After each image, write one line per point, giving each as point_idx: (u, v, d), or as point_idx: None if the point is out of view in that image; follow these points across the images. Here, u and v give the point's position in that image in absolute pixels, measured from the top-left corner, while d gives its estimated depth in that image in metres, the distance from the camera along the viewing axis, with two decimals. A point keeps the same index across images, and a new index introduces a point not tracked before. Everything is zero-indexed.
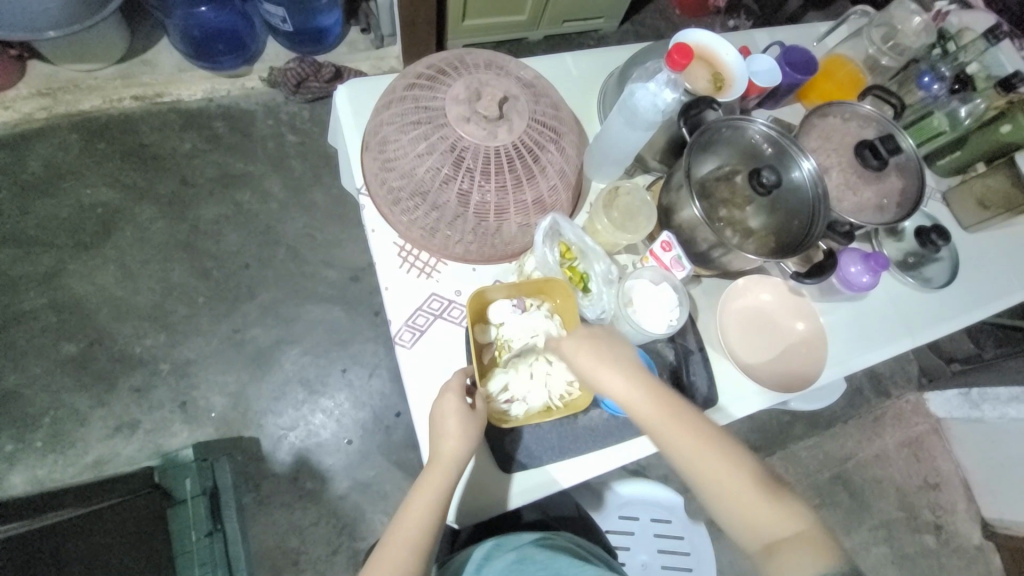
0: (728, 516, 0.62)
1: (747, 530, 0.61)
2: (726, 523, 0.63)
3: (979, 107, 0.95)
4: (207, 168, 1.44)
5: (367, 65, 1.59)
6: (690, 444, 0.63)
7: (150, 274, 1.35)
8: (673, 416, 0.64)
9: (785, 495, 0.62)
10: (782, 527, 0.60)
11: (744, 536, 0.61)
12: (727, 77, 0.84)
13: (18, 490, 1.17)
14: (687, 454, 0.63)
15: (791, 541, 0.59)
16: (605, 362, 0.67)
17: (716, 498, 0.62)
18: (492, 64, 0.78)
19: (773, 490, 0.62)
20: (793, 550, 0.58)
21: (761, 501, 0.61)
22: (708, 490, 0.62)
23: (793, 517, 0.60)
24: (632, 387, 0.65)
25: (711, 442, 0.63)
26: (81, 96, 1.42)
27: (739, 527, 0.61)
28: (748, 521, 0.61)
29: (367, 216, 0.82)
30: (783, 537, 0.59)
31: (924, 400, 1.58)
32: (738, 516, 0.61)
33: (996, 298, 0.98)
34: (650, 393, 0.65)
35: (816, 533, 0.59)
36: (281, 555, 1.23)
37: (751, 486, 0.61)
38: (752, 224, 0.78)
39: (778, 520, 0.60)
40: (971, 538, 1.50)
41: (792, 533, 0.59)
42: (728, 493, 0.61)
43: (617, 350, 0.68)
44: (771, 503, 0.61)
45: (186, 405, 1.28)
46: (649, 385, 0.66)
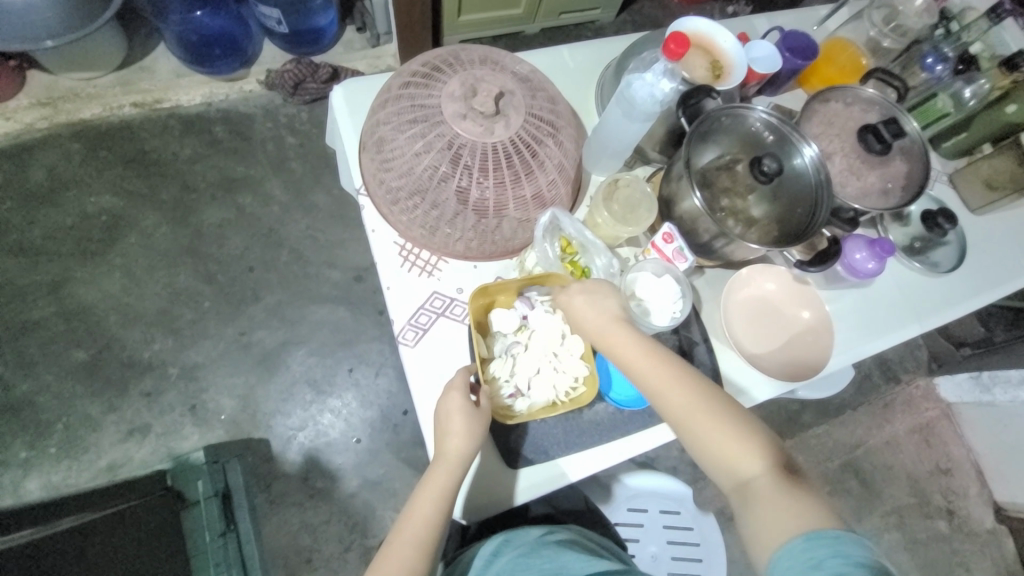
0: (713, 464, 0.62)
1: (729, 478, 0.61)
2: (712, 471, 0.63)
3: (983, 88, 0.93)
4: (208, 173, 1.44)
5: (364, 64, 1.58)
6: (677, 392, 0.64)
7: (156, 280, 1.36)
8: (663, 364, 0.65)
9: (774, 452, 0.60)
10: (765, 481, 0.59)
11: (727, 484, 0.61)
12: (726, 64, 0.83)
13: (34, 496, 1.19)
14: (673, 403, 0.64)
15: (772, 493, 0.57)
16: (594, 310, 0.69)
17: (704, 447, 0.62)
18: (488, 59, 0.77)
19: (764, 447, 0.61)
20: (772, 503, 0.57)
21: (747, 455, 0.60)
22: (693, 437, 0.63)
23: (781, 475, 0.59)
24: (616, 332, 0.67)
25: (700, 391, 0.64)
26: (82, 106, 1.43)
27: (722, 477, 0.61)
28: (728, 468, 0.61)
29: (367, 216, 0.82)
30: (764, 489, 0.58)
31: (934, 385, 1.57)
32: (723, 467, 0.61)
33: (1005, 280, 0.96)
34: (644, 343, 0.67)
35: (803, 491, 0.57)
36: (294, 554, 1.24)
37: (738, 436, 0.61)
38: (754, 213, 0.78)
39: (763, 473, 0.59)
40: (984, 522, 1.49)
41: (774, 487, 0.58)
42: (715, 442, 0.61)
43: (608, 300, 0.70)
44: (757, 456, 0.60)
45: (195, 408, 1.29)
46: (643, 337, 0.67)
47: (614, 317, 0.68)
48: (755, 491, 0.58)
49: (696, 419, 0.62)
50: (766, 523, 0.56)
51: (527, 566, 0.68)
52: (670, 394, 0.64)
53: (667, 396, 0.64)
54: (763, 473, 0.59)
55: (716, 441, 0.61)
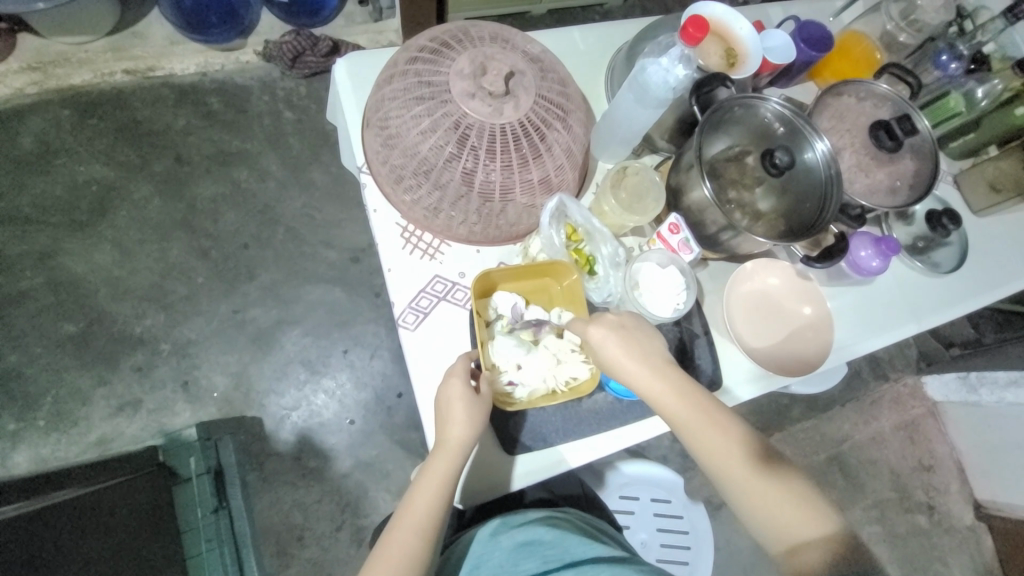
0: (758, 520, 0.62)
1: (776, 533, 0.61)
2: (755, 527, 0.63)
3: (995, 89, 0.93)
4: (202, 146, 1.40)
5: (365, 39, 1.53)
6: (726, 448, 0.63)
7: (147, 254, 1.33)
8: (711, 418, 0.63)
9: (815, 501, 0.62)
10: (811, 532, 0.60)
11: (772, 540, 0.62)
12: (740, 52, 0.81)
13: (23, 468, 1.18)
14: (720, 457, 0.63)
15: (817, 544, 0.59)
16: (637, 358, 0.65)
17: (747, 503, 0.62)
18: (498, 36, 0.75)
19: (805, 496, 0.62)
20: (820, 553, 0.59)
21: (793, 508, 0.61)
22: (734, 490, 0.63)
23: (822, 525, 0.61)
24: (659, 384, 0.64)
25: (746, 445, 0.63)
26: (71, 71, 1.38)
27: (768, 532, 0.62)
28: (772, 524, 0.61)
29: (368, 196, 0.80)
30: (811, 542, 0.60)
31: (922, 383, 1.59)
32: (769, 521, 0.62)
33: (1004, 282, 0.97)
34: (687, 393, 0.64)
35: (843, 539, 0.60)
36: (286, 532, 1.25)
37: (777, 491, 0.62)
38: (762, 206, 0.77)
39: (807, 524, 0.61)
40: (962, 518, 1.53)
41: (819, 538, 0.60)
42: (761, 499, 0.62)
43: (651, 346, 0.66)
44: (803, 508, 0.61)
45: (187, 384, 1.28)
46: (690, 388, 0.65)
47: (658, 367, 0.65)
48: (800, 546, 0.60)
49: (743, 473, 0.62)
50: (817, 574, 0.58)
51: (525, 548, 0.68)
52: (716, 449, 0.63)
53: (713, 452, 0.63)
54: (807, 524, 0.61)
55: (762, 496, 0.62)
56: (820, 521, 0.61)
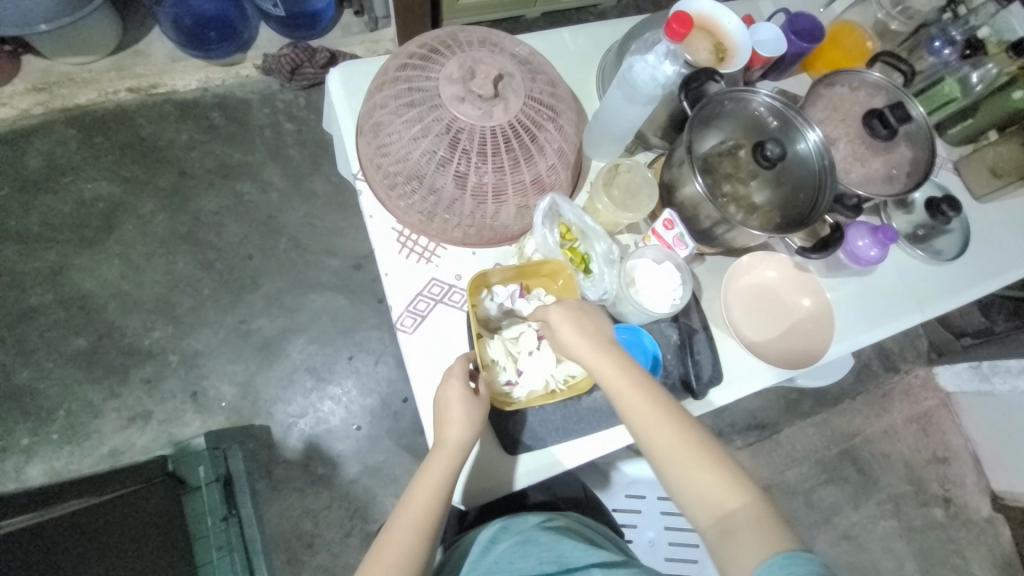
0: (688, 497, 0.60)
1: (707, 511, 0.59)
2: (685, 506, 0.61)
3: (991, 73, 0.91)
4: (204, 159, 1.43)
5: (362, 49, 1.55)
6: (654, 419, 0.62)
7: (154, 267, 1.35)
8: (643, 390, 0.63)
9: (746, 480, 0.60)
10: (740, 509, 0.58)
11: (703, 518, 0.60)
12: (729, 47, 0.81)
13: (38, 481, 1.20)
14: (651, 428, 0.62)
15: (747, 522, 0.57)
16: (578, 332, 0.67)
17: (672, 477, 0.61)
18: (487, 40, 0.76)
19: (732, 473, 0.60)
20: (748, 531, 0.56)
21: (723, 485, 0.59)
22: (665, 466, 0.61)
23: (753, 503, 0.58)
24: (592, 352, 0.65)
25: (675, 417, 0.62)
26: (77, 91, 1.41)
27: (698, 509, 0.60)
28: (704, 501, 0.59)
29: (364, 202, 0.81)
30: (741, 520, 0.57)
31: (933, 374, 1.57)
32: (698, 496, 0.60)
33: (1008, 268, 0.95)
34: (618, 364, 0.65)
35: (774, 518, 0.57)
36: (296, 538, 1.26)
37: (707, 465, 0.60)
38: (756, 199, 0.77)
39: (737, 502, 0.59)
40: (981, 510, 1.50)
41: (749, 516, 0.57)
42: (688, 473, 0.60)
43: (597, 324, 0.68)
44: (732, 485, 0.59)
45: (196, 395, 1.29)
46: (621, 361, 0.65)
47: (600, 341, 0.66)
48: (730, 522, 0.57)
49: (672, 445, 0.61)
50: (746, 552, 0.55)
51: (523, 553, 0.68)
52: (647, 419, 0.62)
53: (641, 422, 0.62)
54: (737, 502, 0.58)
55: (692, 471, 0.60)
56: (747, 496, 0.59)
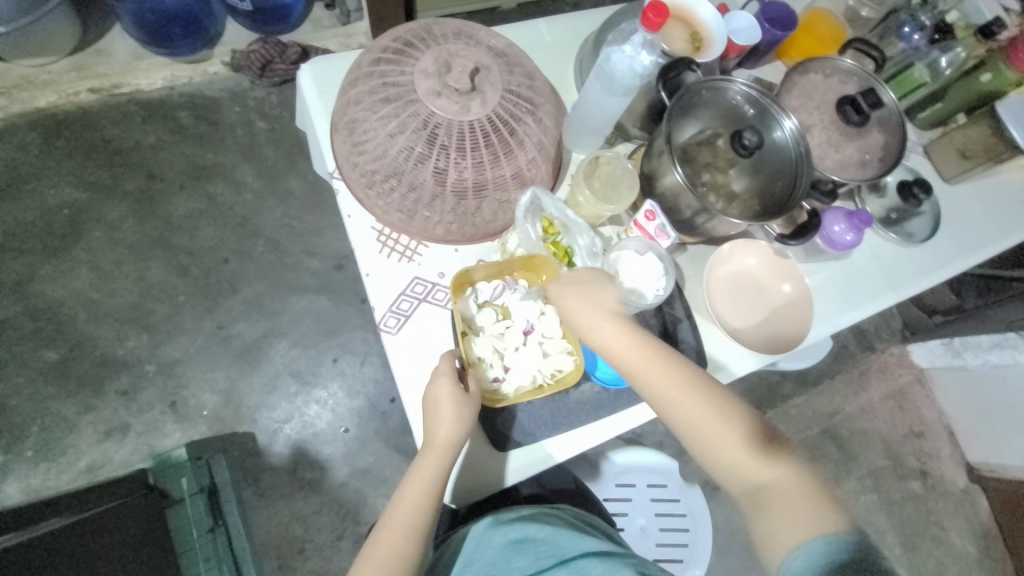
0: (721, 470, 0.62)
1: (739, 481, 0.61)
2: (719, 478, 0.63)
3: (959, 57, 0.95)
4: (174, 161, 1.38)
5: (334, 43, 1.51)
6: (680, 398, 0.63)
7: (126, 275, 1.30)
8: (666, 370, 0.64)
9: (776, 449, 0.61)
10: (775, 483, 0.59)
11: (737, 488, 0.62)
12: (705, 35, 0.81)
13: (13, 501, 1.16)
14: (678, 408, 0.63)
15: (782, 493, 0.58)
16: (593, 317, 0.67)
17: (706, 451, 0.62)
18: (462, 33, 0.74)
19: (768, 446, 0.61)
20: (784, 504, 0.57)
21: (753, 458, 0.61)
22: (695, 442, 0.63)
23: (785, 473, 0.60)
24: (610, 334, 0.66)
25: (699, 394, 0.63)
26: (35, 93, 1.35)
27: (730, 480, 0.62)
28: (735, 473, 0.61)
29: (342, 201, 0.79)
30: (775, 491, 0.59)
31: (907, 352, 1.62)
32: (729, 468, 0.62)
33: (977, 247, 0.98)
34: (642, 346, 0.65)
35: (813, 491, 0.58)
36: (287, 545, 1.24)
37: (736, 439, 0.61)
38: (735, 187, 0.77)
39: (772, 475, 0.60)
40: (955, 480, 1.56)
41: (786, 489, 0.58)
42: (720, 447, 0.62)
43: (602, 298, 0.68)
44: (766, 459, 0.60)
45: (176, 404, 1.26)
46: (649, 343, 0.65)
47: (617, 321, 0.66)
48: (764, 493, 0.59)
49: (703, 422, 0.62)
50: (782, 525, 0.56)
51: (519, 547, 0.68)
52: (671, 399, 0.63)
53: (669, 402, 0.63)
54: (773, 475, 0.60)
55: (722, 445, 0.62)
56: (784, 470, 0.60)
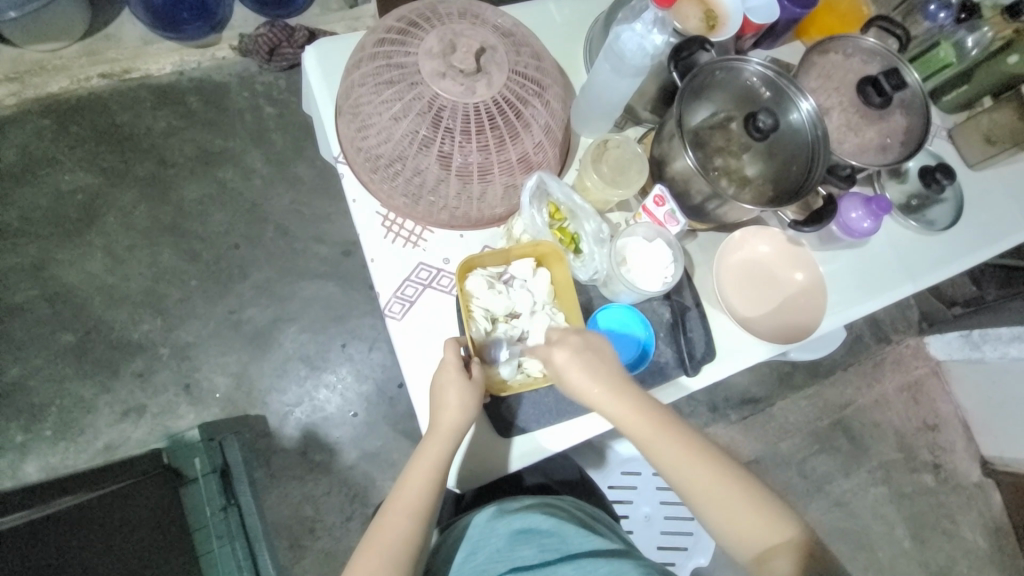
0: (727, 534, 0.62)
1: (745, 545, 0.61)
2: (725, 542, 0.63)
3: (986, 37, 0.90)
4: (183, 147, 1.39)
5: (342, 26, 1.50)
6: (682, 460, 0.63)
7: (139, 260, 1.32)
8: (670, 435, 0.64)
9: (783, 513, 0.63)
10: (780, 545, 0.61)
11: (741, 551, 0.62)
12: (720, 13, 0.79)
13: (35, 478, 1.20)
14: (685, 473, 0.63)
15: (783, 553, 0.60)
16: (598, 379, 0.65)
17: (717, 521, 0.62)
18: (468, 12, 0.72)
19: (772, 505, 0.63)
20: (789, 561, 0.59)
21: (753, 516, 0.62)
22: (709, 508, 0.63)
23: (791, 535, 0.61)
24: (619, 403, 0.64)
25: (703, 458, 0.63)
26: (49, 78, 1.36)
27: (737, 543, 0.62)
28: (746, 539, 0.61)
29: (347, 186, 0.79)
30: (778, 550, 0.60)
31: (924, 344, 1.59)
32: (741, 536, 0.62)
33: (1001, 236, 0.95)
34: (647, 413, 0.65)
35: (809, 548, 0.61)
36: (298, 525, 1.27)
37: (748, 508, 0.62)
38: (748, 172, 0.75)
39: (775, 535, 0.61)
40: (970, 475, 1.54)
41: (786, 547, 0.60)
42: (723, 507, 0.62)
43: (611, 365, 0.66)
44: (767, 521, 0.62)
45: (189, 387, 1.28)
46: (659, 419, 0.65)
47: (619, 386, 0.65)
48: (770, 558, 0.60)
49: (711, 490, 0.62)
50: None
51: (523, 536, 0.68)
52: (679, 464, 0.63)
53: (680, 472, 0.63)
54: (771, 537, 0.61)
55: (737, 512, 0.62)
56: (790, 529, 0.61)
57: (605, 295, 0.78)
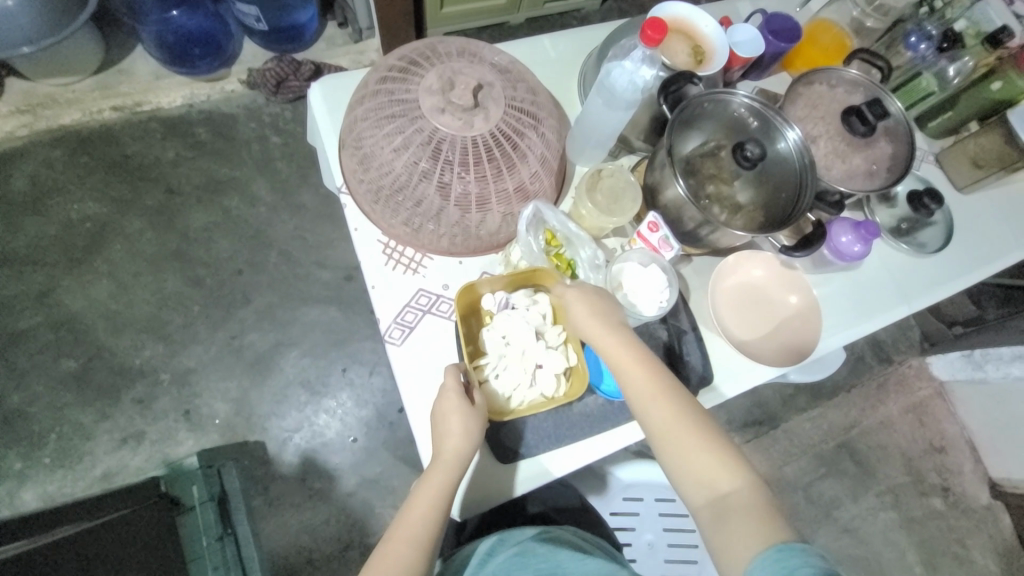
0: (686, 478, 0.63)
1: (700, 491, 0.62)
2: (682, 487, 0.63)
3: (967, 66, 0.93)
4: (190, 176, 1.42)
5: (347, 60, 1.56)
6: (654, 399, 0.64)
7: (144, 286, 1.34)
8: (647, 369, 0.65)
9: (747, 470, 0.62)
10: (738, 496, 0.60)
11: (697, 496, 0.62)
12: (706, 49, 0.82)
13: (32, 507, 1.19)
14: (652, 410, 0.64)
15: (738, 509, 0.59)
16: (596, 318, 0.68)
17: (676, 464, 0.63)
18: (466, 51, 0.76)
19: (734, 459, 0.62)
20: (742, 516, 0.58)
21: (713, 464, 0.62)
22: (670, 450, 0.63)
23: (749, 490, 0.60)
24: (605, 334, 0.67)
25: (675, 400, 0.64)
26: (62, 112, 1.41)
27: (693, 490, 0.62)
28: (702, 485, 0.62)
29: (349, 214, 0.81)
30: (733, 502, 0.60)
31: (926, 364, 1.58)
32: (696, 479, 0.62)
33: (994, 258, 0.96)
34: (634, 351, 0.66)
35: (775, 510, 0.59)
36: (296, 554, 1.25)
37: (710, 456, 0.62)
38: (739, 198, 0.77)
39: (732, 486, 0.61)
40: (980, 498, 1.51)
41: (744, 501, 0.60)
42: (686, 451, 0.62)
43: (609, 309, 0.69)
44: (727, 468, 0.61)
45: (189, 412, 1.28)
46: (641, 355, 0.67)
47: (614, 325, 0.68)
48: (725, 505, 0.60)
49: (674, 433, 0.63)
50: (735, 537, 0.57)
51: (521, 564, 0.67)
52: (651, 402, 0.64)
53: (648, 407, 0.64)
54: (731, 487, 0.61)
55: (697, 458, 0.62)
56: (749, 484, 0.61)
57: None
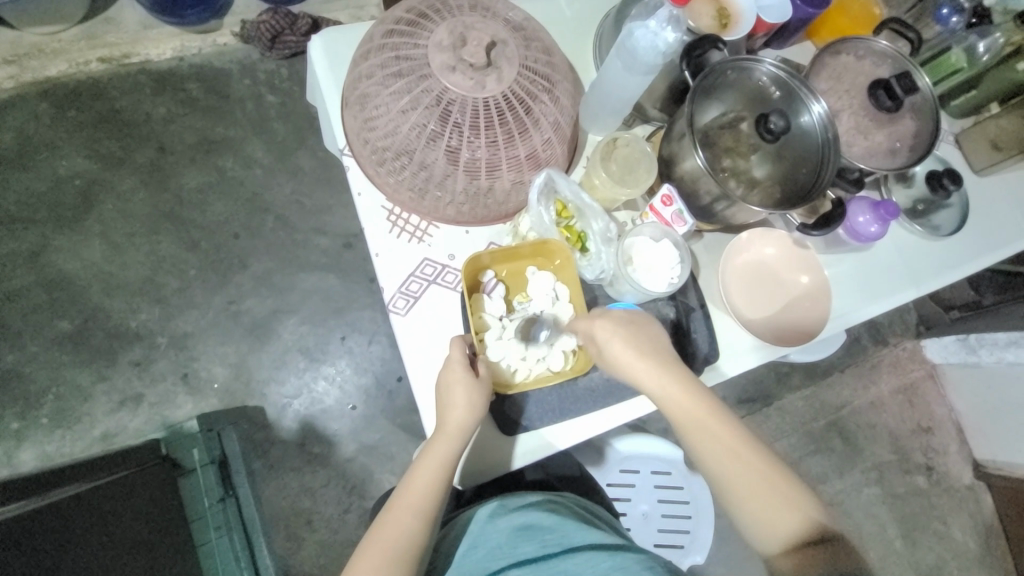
0: (743, 511, 0.65)
1: (760, 525, 0.64)
2: (739, 519, 0.66)
3: (997, 43, 0.88)
4: (182, 134, 1.37)
5: (346, 15, 1.48)
6: (707, 435, 0.66)
7: (137, 248, 1.31)
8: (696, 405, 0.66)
9: (802, 498, 0.65)
10: (795, 526, 0.63)
11: (755, 528, 0.65)
12: (732, 12, 0.78)
13: (31, 465, 1.19)
14: (704, 447, 0.66)
15: (796, 537, 0.62)
16: (638, 353, 0.67)
17: (732, 496, 0.65)
18: (479, 5, 0.71)
19: (790, 491, 0.65)
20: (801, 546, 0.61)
21: (769, 498, 0.64)
22: (725, 485, 0.66)
23: (805, 520, 0.63)
24: (650, 370, 0.67)
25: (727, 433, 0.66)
26: (45, 62, 1.33)
27: (751, 522, 0.65)
28: (759, 518, 0.64)
29: (352, 178, 0.78)
30: (792, 533, 0.62)
31: (921, 347, 1.60)
32: (754, 512, 0.64)
33: (1005, 244, 0.95)
34: (681, 386, 0.67)
35: (828, 536, 0.62)
36: (295, 515, 1.27)
37: (765, 489, 0.64)
38: (756, 174, 0.75)
39: (790, 518, 0.63)
40: (962, 478, 1.55)
41: (800, 531, 0.62)
42: (741, 485, 0.65)
43: (652, 342, 0.68)
44: (786, 506, 0.64)
45: (187, 376, 1.28)
46: (689, 390, 0.67)
47: (657, 359, 0.68)
48: (783, 537, 0.62)
49: (729, 467, 0.65)
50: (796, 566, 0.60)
51: (524, 532, 0.68)
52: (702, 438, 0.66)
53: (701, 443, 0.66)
54: (788, 519, 0.63)
55: (753, 490, 0.64)
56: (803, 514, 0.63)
57: (609, 295, 0.78)
